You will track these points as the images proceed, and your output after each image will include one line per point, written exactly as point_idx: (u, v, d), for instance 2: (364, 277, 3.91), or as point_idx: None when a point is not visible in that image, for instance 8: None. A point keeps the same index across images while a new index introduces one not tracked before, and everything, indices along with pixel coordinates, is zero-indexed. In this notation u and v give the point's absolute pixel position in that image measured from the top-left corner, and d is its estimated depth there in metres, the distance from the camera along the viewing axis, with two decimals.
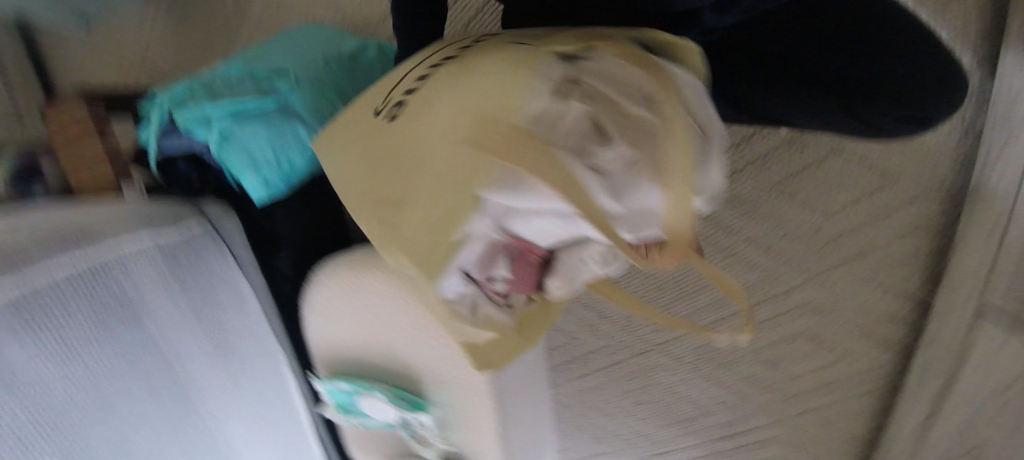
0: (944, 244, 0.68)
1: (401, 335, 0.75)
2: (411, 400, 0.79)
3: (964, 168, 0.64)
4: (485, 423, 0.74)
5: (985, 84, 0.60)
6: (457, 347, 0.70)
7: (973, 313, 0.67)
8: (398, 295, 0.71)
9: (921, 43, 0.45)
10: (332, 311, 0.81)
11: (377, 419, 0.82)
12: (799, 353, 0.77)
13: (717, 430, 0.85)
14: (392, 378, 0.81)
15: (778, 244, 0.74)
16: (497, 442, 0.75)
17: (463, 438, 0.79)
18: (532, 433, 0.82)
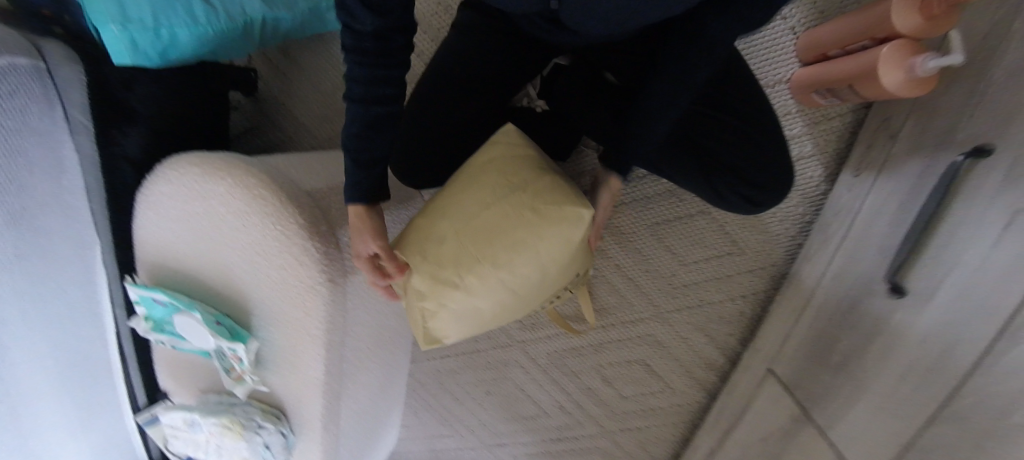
0: (760, 312, 0.87)
1: (236, 253, 0.78)
2: (232, 329, 0.81)
3: (791, 256, 0.85)
4: (311, 370, 0.80)
5: (826, 184, 0.83)
6: (302, 283, 0.76)
7: (763, 370, 0.87)
8: (245, 209, 0.75)
9: (770, 161, 0.74)
10: (170, 212, 0.79)
11: (191, 343, 0.80)
12: (633, 378, 0.91)
13: (551, 431, 0.98)
14: (218, 301, 0.83)
15: (639, 277, 0.85)
16: (319, 388, 0.80)
17: (282, 378, 0.83)
18: (361, 387, 0.89)
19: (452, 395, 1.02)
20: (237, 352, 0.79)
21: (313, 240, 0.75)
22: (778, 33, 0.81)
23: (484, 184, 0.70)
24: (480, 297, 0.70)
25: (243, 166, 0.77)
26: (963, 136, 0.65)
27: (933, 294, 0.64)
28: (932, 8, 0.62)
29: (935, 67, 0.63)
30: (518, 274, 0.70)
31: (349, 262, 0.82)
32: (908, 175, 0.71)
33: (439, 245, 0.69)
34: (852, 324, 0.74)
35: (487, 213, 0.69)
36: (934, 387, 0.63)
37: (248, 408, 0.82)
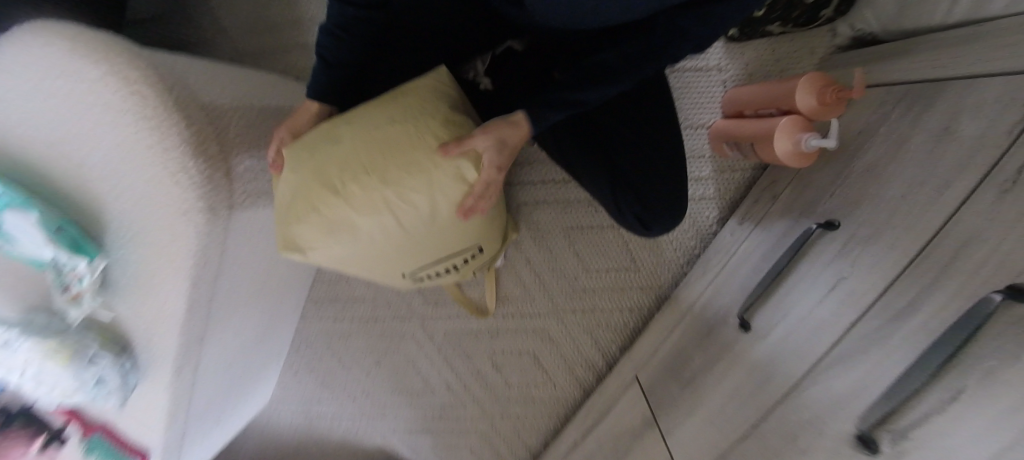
0: (640, 325, 1.01)
1: (98, 156, 0.65)
2: (74, 239, 0.65)
3: (674, 281, 0.99)
4: (168, 305, 0.70)
5: (718, 225, 0.98)
6: (169, 204, 0.65)
7: (629, 377, 0.97)
8: (117, 105, 0.63)
9: (667, 190, 0.84)
10: (21, 87, 0.65)
11: (17, 248, 0.64)
12: (521, 367, 1.02)
13: (433, 409, 1.06)
14: (68, 204, 0.67)
15: (545, 273, 0.97)
16: (174, 326, 0.71)
17: (130, 312, 0.71)
18: (231, 338, 0.82)
19: (341, 359, 1.07)
20: (78, 269, 0.65)
21: (198, 161, 0.66)
22: (712, 81, 0.98)
23: (400, 105, 0.65)
24: (360, 212, 0.64)
25: (127, 53, 0.65)
26: (823, 209, 0.80)
27: (772, 329, 0.78)
28: (826, 97, 0.76)
29: (816, 146, 0.76)
30: (409, 200, 0.64)
31: (239, 197, 0.72)
32: (779, 228, 0.85)
33: (338, 150, 0.64)
34: (705, 346, 0.87)
35: (392, 129, 0.64)
36: (751, 409, 0.75)
37: (80, 336, 0.69)
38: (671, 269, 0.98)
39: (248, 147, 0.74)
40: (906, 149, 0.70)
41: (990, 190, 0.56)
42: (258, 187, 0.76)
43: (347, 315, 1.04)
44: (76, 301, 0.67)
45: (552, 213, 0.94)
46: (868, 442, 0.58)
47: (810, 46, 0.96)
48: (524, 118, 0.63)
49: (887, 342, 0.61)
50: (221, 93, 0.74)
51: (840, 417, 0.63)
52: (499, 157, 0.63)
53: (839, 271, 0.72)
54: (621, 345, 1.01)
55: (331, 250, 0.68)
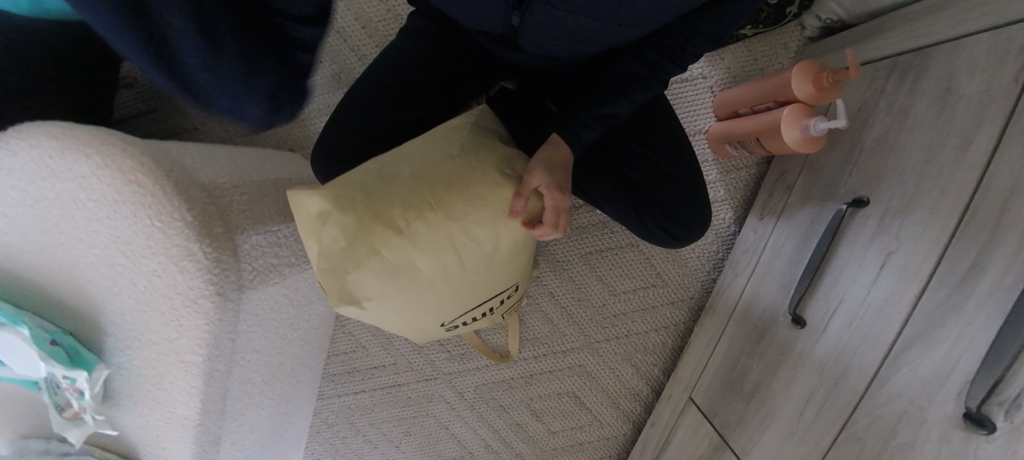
0: (678, 343, 0.96)
1: (95, 253, 0.63)
2: (73, 353, 0.65)
3: (705, 291, 0.96)
4: (180, 408, 0.65)
5: (737, 224, 0.95)
6: (176, 295, 0.62)
7: (683, 401, 0.91)
8: (114, 196, 0.61)
9: (691, 200, 0.82)
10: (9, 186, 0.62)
11: (16, 371, 0.64)
12: (561, 411, 0.95)
13: None
14: (60, 317, 0.67)
15: (571, 307, 0.91)
16: (191, 419, 0.65)
17: (133, 423, 0.68)
18: (256, 427, 0.77)
19: (365, 437, 0.97)
20: (76, 383, 0.64)
21: (203, 244, 0.62)
22: (699, 89, 0.93)
23: (444, 143, 0.70)
24: (421, 251, 0.67)
25: (123, 144, 0.64)
26: (845, 189, 0.76)
27: (828, 324, 0.71)
28: (823, 81, 0.74)
29: (825, 129, 0.73)
30: (470, 235, 0.68)
31: (248, 276, 0.68)
32: (802, 220, 0.81)
33: (393, 188, 0.67)
34: (761, 355, 0.80)
35: (446, 166, 0.68)
36: (830, 410, 0.67)
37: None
38: (697, 279, 0.94)
39: (250, 221, 0.71)
40: (912, 115, 0.68)
41: (1020, 137, 0.53)
42: (268, 262, 0.73)
43: (367, 386, 0.95)
44: (76, 420, 0.66)
45: (570, 239, 0.89)
46: (979, 421, 0.50)
47: (780, 42, 0.93)
48: (561, 138, 0.71)
49: (963, 308, 0.54)
50: (217, 172, 0.73)
51: (935, 400, 0.55)
52: (552, 179, 0.68)
53: (883, 245, 0.66)
54: (663, 367, 0.97)
55: (379, 294, 0.69)
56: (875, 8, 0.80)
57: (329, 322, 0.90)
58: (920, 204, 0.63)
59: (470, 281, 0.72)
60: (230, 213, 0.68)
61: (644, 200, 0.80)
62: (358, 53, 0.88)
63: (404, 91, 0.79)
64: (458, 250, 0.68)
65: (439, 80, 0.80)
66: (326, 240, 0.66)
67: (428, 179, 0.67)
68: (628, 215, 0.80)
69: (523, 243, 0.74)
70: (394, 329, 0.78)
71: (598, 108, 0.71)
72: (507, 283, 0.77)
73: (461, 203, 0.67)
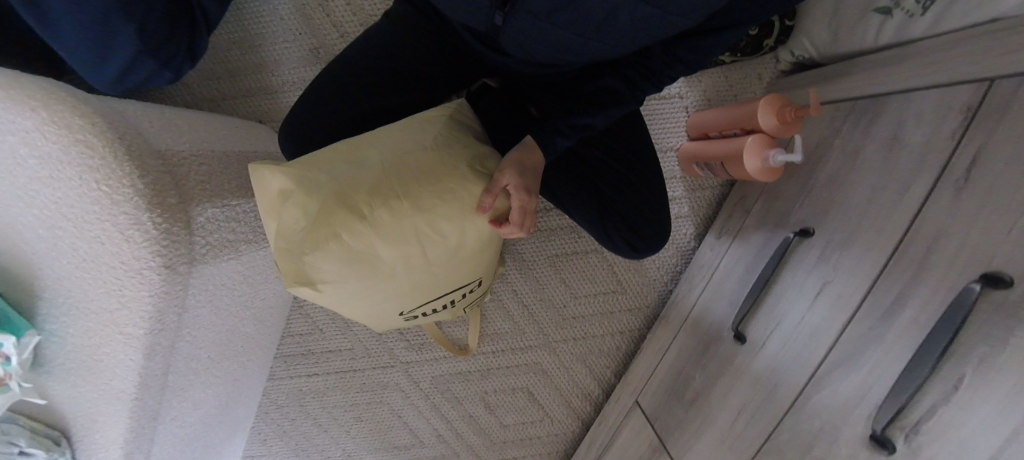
0: (632, 348, 1.01)
1: (36, 214, 0.59)
2: (1, 316, 0.59)
3: (660, 302, 1.00)
4: (115, 381, 0.62)
5: (696, 240, 1.00)
6: (125, 267, 0.59)
7: (631, 403, 0.96)
8: (59, 156, 0.57)
9: (650, 214, 0.85)
10: None
11: None
12: (515, 405, 0.98)
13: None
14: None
15: (534, 306, 0.93)
16: (125, 396, 0.62)
17: (65, 393, 0.64)
18: (201, 405, 0.75)
19: (316, 420, 0.95)
20: (3, 348, 0.58)
21: (154, 214, 0.59)
22: (674, 108, 0.96)
23: (422, 133, 0.69)
24: (384, 240, 0.67)
25: (74, 102, 0.60)
26: (795, 218, 0.81)
27: (766, 341, 0.77)
28: (786, 115, 0.78)
29: (783, 161, 0.77)
30: (437, 230, 0.68)
31: (199, 250, 0.66)
32: (754, 243, 0.86)
33: (364, 173, 0.66)
34: (704, 365, 0.85)
35: (421, 157, 0.67)
36: (760, 422, 0.73)
37: (5, 424, 0.63)
38: (655, 288, 0.99)
39: (209, 196, 0.68)
40: (861, 157, 0.74)
41: (949, 185, 0.59)
42: (223, 238, 0.70)
43: (320, 369, 0.93)
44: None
45: (545, 241, 0.90)
46: (884, 442, 0.55)
47: (756, 72, 0.98)
48: (535, 141, 0.72)
49: (883, 338, 0.60)
50: (176, 140, 0.69)
51: (850, 420, 0.61)
52: (522, 179, 0.68)
53: (821, 275, 0.72)
54: (615, 369, 1.01)
55: (336, 278, 0.68)
56: (840, 52, 0.85)
57: (287, 301, 0.88)
58: (857, 242, 0.69)
59: (432, 274, 0.73)
60: (188, 186, 0.66)
61: (612, 211, 0.83)
62: (342, 30, 0.85)
63: (389, 78, 0.77)
64: (422, 239, 0.68)
65: (424, 71, 0.79)
66: (286, 214, 0.64)
67: (399, 165, 0.67)
68: (596, 224, 0.83)
69: (489, 240, 0.75)
70: (351, 314, 0.77)
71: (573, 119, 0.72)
72: (468, 277, 0.78)
73: (431, 192, 0.66)
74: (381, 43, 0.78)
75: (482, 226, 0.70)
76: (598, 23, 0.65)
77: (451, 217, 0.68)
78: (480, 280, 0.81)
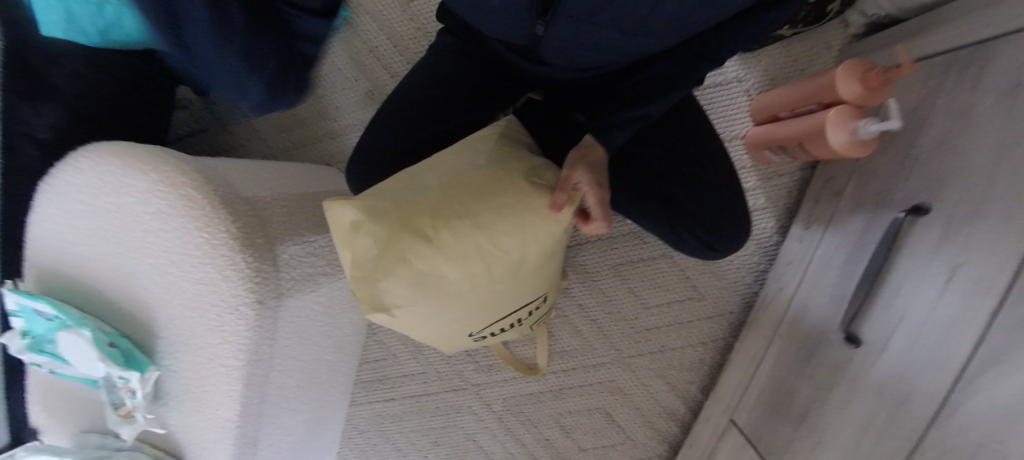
0: (719, 360, 0.92)
1: (148, 261, 0.68)
2: (128, 354, 0.69)
3: (746, 307, 0.90)
4: (222, 410, 0.68)
5: (779, 234, 0.89)
6: (219, 303, 0.65)
7: (725, 422, 0.86)
8: (167, 210, 0.66)
9: (728, 210, 0.78)
10: (83, 200, 0.69)
11: (79, 369, 0.68)
12: (592, 427, 0.93)
13: None
14: (119, 320, 0.72)
15: (601, 319, 0.90)
16: (229, 427, 0.68)
17: (182, 421, 0.71)
18: (294, 431, 0.81)
19: (396, 445, 1.00)
20: (130, 383, 0.67)
21: (245, 254, 0.66)
22: (733, 93, 0.90)
23: (476, 152, 0.70)
24: (451, 261, 0.65)
25: (178, 162, 0.69)
26: (902, 195, 0.69)
27: (888, 343, 0.64)
28: (870, 80, 0.68)
29: (877, 130, 0.68)
30: (499, 246, 0.67)
31: (285, 284, 0.71)
32: (852, 229, 0.75)
33: (426, 197, 0.66)
34: (809, 374, 0.75)
35: (477, 175, 0.67)
36: (893, 438, 0.61)
37: (133, 452, 0.71)
38: (738, 291, 0.89)
39: (292, 233, 0.74)
40: (974, 114, 0.62)
41: None
42: (303, 272, 0.74)
43: (398, 394, 0.97)
44: (129, 418, 0.68)
45: (606, 253, 0.88)
46: None
47: (823, 40, 0.87)
48: (593, 139, 0.69)
49: None
50: (259, 186, 0.77)
51: (1003, 434, 0.49)
52: (593, 176, 0.66)
53: (948, 258, 0.60)
54: (701, 385, 0.92)
55: (407, 304, 0.67)
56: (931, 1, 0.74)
57: (362, 328, 0.93)
58: (988, 210, 0.57)
59: (498, 291, 0.71)
60: (271, 226, 0.71)
61: (675, 210, 0.78)
62: (391, 72, 0.92)
63: (432, 106, 0.81)
64: (489, 257, 0.67)
65: (463, 94, 0.82)
66: (356, 245, 0.64)
67: (456, 185, 0.66)
68: (657, 224, 0.78)
69: (552, 251, 0.73)
70: (424, 339, 0.78)
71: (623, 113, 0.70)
72: (535, 291, 0.76)
73: (491, 208, 0.66)
74: (421, 75, 0.83)
75: (544, 238, 0.69)
76: (638, 15, 0.62)
77: (514, 231, 0.66)
78: (547, 293, 0.80)
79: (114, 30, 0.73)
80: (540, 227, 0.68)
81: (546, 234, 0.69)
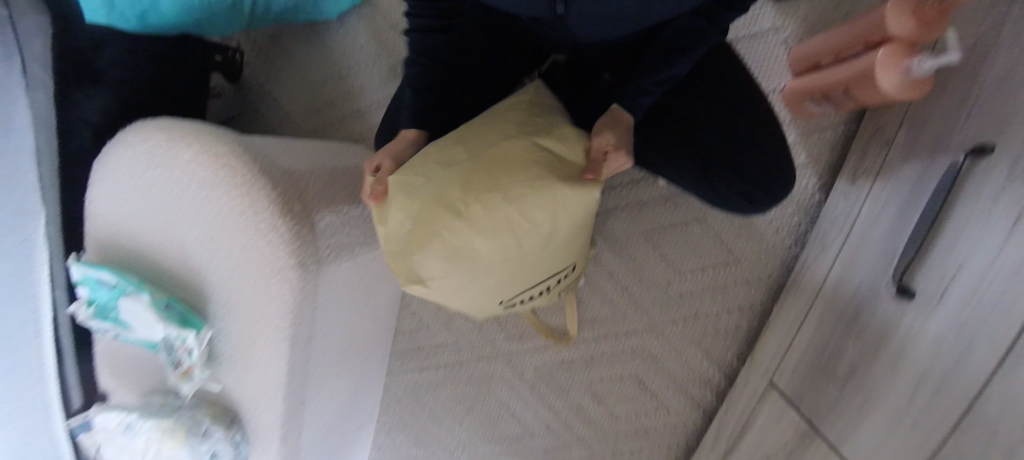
0: (757, 326, 0.88)
1: (199, 229, 0.68)
2: (183, 315, 0.69)
3: (786, 270, 0.85)
4: (269, 370, 0.69)
5: (820, 194, 0.83)
6: (265, 267, 0.66)
7: (763, 387, 0.84)
8: (212, 181, 0.67)
9: (778, 161, 0.73)
10: (133, 177, 0.70)
11: (139, 333, 0.69)
12: (624, 395, 0.93)
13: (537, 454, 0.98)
14: (173, 287, 0.71)
15: (631, 286, 0.90)
16: (275, 390, 0.69)
17: (240, 380, 0.71)
18: (335, 398, 0.84)
19: (430, 413, 1.04)
20: (187, 342, 0.68)
21: (285, 221, 0.66)
22: (770, 44, 0.85)
23: (500, 124, 0.67)
24: (479, 236, 0.63)
25: (218, 135, 0.69)
26: (960, 138, 0.63)
27: (940, 294, 0.61)
28: (926, 13, 0.60)
29: (933, 67, 0.60)
30: (528, 219, 0.63)
31: (323, 253, 0.71)
32: (906, 180, 0.69)
33: (452, 171, 0.64)
34: (856, 333, 0.71)
35: (501, 146, 0.65)
36: (953, 396, 0.57)
37: (192, 411, 0.69)
38: (777, 254, 0.85)
39: (326, 204, 0.74)
40: None
41: None
42: (339, 241, 0.75)
43: (434, 363, 1.02)
44: (188, 376, 0.69)
45: (638, 220, 0.89)
46: None
47: None
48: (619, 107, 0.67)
49: None
50: (292, 159, 0.77)
51: None
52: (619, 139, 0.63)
53: (1014, 197, 0.55)
54: (737, 352, 0.89)
55: (442, 275, 0.67)
56: None
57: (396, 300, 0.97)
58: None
59: (530, 261, 0.69)
60: (308, 196, 0.71)
61: (712, 170, 0.73)
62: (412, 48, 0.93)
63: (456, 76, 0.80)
64: (520, 229, 0.64)
65: (488, 64, 0.80)
66: (392, 220, 0.66)
67: (485, 157, 0.64)
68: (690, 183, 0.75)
69: (587, 221, 0.68)
70: (460, 310, 0.77)
71: (653, 66, 0.66)
72: (567, 259, 0.74)
73: (522, 179, 0.62)
74: None
75: (578, 209, 0.65)
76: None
77: (546, 202, 0.63)
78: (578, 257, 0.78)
79: (152, 14, 0.75)
80: (574, 197, 0.63)
81: (580, 206, 0.65)
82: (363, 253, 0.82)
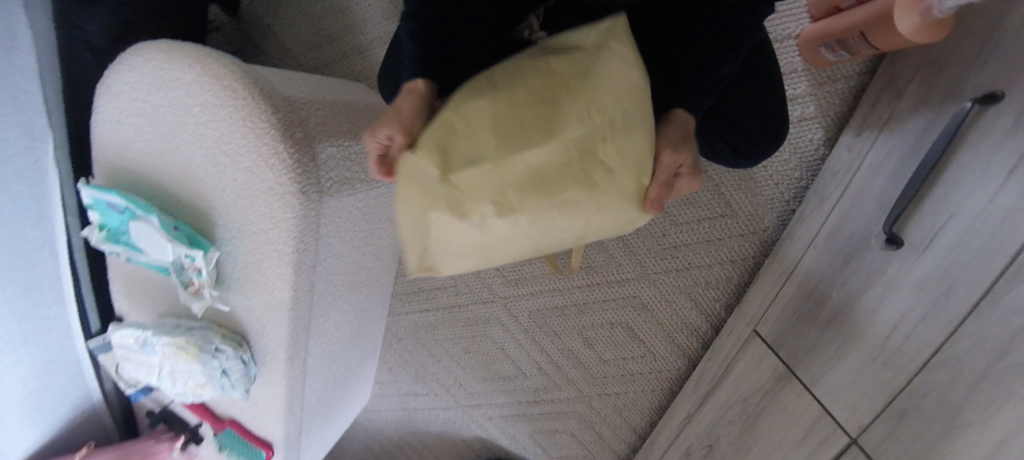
0: (747, 278, 0.89)
1: (201, 153, 0.68)
2: (191, 236, 0.71)
3: (783, 220, 0.85)
4: (276, 293, 0.71)
5: (826, 147, 0.81)
6: (269, 190, 0.66)
7: (747, 335, 0.86)
8: (213, 101, 0.65)
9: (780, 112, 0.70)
10: (131, 98, 0.69)
11: (151, 255, 0.71)
12: (613, 341, 0.97)
13: (528, 393, 1.07)
14: (177, 212, 0.73)
15: (630, 237, 0.90)
16: (284, 315, 0.72)
17: (247, 306, 0.74)
18: (341, 331, 0.88)
19: (430, 352, 1.11)
20: (196, 262, 0.69)
21: (287, 146, 0.65)
22: None
23: (548, 86, 0.45)
24: (503, 236, 0.45)
25: (216, 55, 0.67)
26: (973, 86, 0.60)
27: (929, 244, 0.60)
28: None
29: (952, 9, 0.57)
30: (560, 225, 0.45)
31: (326, 183, 0.70)
32: (911, 132, 0.67)
33: (474, 159, 0.44)
34: (844, 281, 0.71)
35: (547, 125, 0.43)
36: (929, 335, 0.59)
37: (204, 331, 0.73)
38: (774, 207, 0.84)
39: (327, 136, 0.71)
40: None
41: None
42: (342, 175, 0.73)
43: (431, 305, 1.05)
44: (199, 296, 0.72)
45: None
46: None
47: None
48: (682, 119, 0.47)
49: None
50: (293, 88, 0.74)
51: None
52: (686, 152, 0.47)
53: (1016, 145, 0.53)
54: (725, 303, 0.91)
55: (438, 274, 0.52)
56: None
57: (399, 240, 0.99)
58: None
59: None
60: (310, 125, 0.69)
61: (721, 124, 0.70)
62: None
63: None
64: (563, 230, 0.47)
65: None
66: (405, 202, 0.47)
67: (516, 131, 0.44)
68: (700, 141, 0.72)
69: None
70: None
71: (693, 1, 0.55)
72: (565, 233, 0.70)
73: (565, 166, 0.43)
74: None
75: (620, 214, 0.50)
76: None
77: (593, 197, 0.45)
78: None
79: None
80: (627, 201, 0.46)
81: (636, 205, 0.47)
82: (371, 194, 0.82)
